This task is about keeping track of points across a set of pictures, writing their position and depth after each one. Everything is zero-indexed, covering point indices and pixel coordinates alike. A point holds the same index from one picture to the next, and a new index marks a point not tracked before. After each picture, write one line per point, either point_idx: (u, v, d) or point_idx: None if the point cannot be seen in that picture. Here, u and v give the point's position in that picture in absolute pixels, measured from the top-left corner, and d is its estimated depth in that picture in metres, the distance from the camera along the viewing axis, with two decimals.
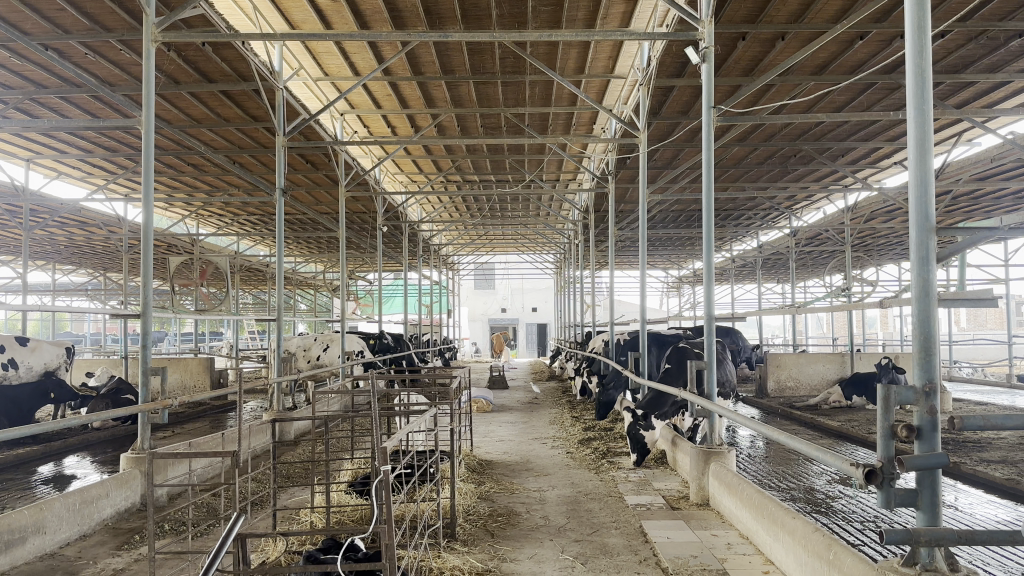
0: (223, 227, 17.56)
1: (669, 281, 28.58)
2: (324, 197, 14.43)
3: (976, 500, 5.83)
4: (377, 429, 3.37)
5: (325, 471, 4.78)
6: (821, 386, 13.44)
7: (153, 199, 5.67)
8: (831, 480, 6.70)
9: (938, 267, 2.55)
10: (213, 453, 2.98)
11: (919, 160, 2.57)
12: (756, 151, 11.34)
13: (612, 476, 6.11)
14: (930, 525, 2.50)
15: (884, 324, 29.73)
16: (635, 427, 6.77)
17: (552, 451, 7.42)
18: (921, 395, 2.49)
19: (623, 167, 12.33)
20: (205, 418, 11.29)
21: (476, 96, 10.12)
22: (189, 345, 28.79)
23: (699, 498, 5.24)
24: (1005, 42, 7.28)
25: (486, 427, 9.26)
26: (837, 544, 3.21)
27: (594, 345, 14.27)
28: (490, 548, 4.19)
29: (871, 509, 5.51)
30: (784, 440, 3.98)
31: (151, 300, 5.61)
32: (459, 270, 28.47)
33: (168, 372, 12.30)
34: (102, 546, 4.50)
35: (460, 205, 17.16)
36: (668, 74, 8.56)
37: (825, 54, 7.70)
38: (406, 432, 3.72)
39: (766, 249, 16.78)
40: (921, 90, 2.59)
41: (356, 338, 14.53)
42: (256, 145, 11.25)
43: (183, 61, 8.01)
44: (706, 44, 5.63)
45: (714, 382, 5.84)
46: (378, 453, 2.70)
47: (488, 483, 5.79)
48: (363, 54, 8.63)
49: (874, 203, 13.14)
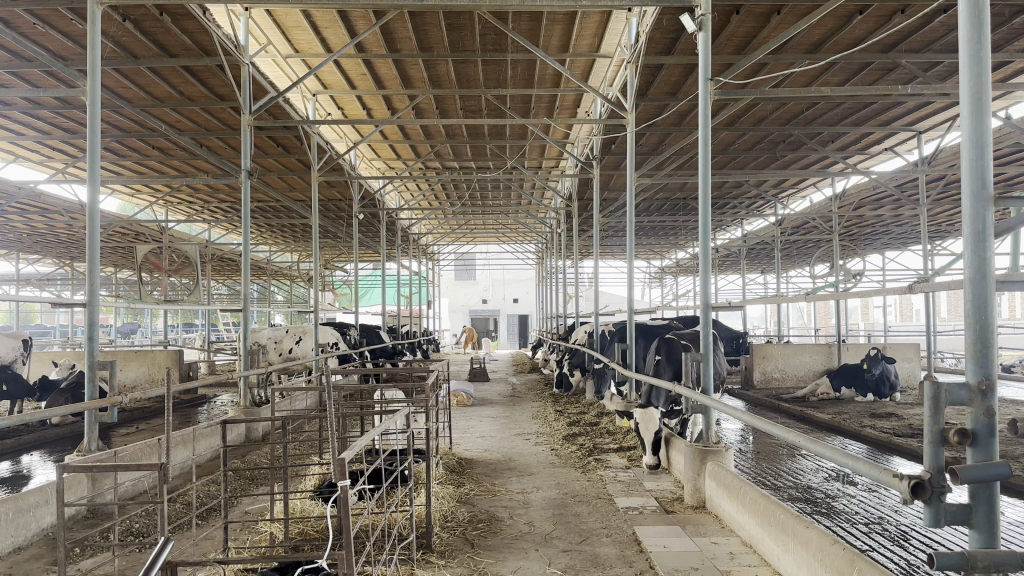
0: (192, 214, 16.97)
1: (652, 271, 28.35)
2: (297, 181, 13.91)
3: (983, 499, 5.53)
4: (340, 431, 2.95)
5: (286, 477, 4.35)
6: (808, 377, 13.15)
7: (100, 175, 5.15)
8: (827, 477, 6.39)
9: (996, 242, 2.15)
10: (143, 464, 2.55)
11: (976, 116, 2.15)
12: (745, 136, 11.01)
13: (600, 476, 5.73)
14: (986, 547, 2.10)
15: (867, 316, 29.72)
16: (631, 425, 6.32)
17: (536, 447, 7.04)
18: (977, 394, 2.12)
19: (608, 152, 11.94)
20: (171, 414, 10.83)
21: (455, 76, 9.69)
22: (163, 337, 28.14)
23: (694, 500, 4.87)
24: (1010, 19, 6.95)
25: (465, 422, 8.84)
26: (861, 560, 2.82)
27: (577, 336, 13.92)
28: (470, 561, 3.78)
29: (875, 510, 5.20)
30: (788, 437, 3.57)
31: (98, 289, 5.11)
32: (439, 260, 28.05)
33: (134, 365, 11.79)
34: (37, 561, 4.05)
35: (440, 192, 16.72)
36: (657, 52, 8.17)
37: (821, 31, 7.36)
38: (380, 433, 3.30)
39: (751, 238, 16.52)
40: (977, 30, 2.16)
41: (330, 330, 14.08)
42: (223, 127, 10.74)
43: (139, 31, 7.52)
44: (703, 10, 5.15)
45: (710, 375, 5.43)
46: (333, 461, 2.26)
47: (468, 485, 5.38)
48: (335, 28, 8.19)
49: (862, 191, 12.86)
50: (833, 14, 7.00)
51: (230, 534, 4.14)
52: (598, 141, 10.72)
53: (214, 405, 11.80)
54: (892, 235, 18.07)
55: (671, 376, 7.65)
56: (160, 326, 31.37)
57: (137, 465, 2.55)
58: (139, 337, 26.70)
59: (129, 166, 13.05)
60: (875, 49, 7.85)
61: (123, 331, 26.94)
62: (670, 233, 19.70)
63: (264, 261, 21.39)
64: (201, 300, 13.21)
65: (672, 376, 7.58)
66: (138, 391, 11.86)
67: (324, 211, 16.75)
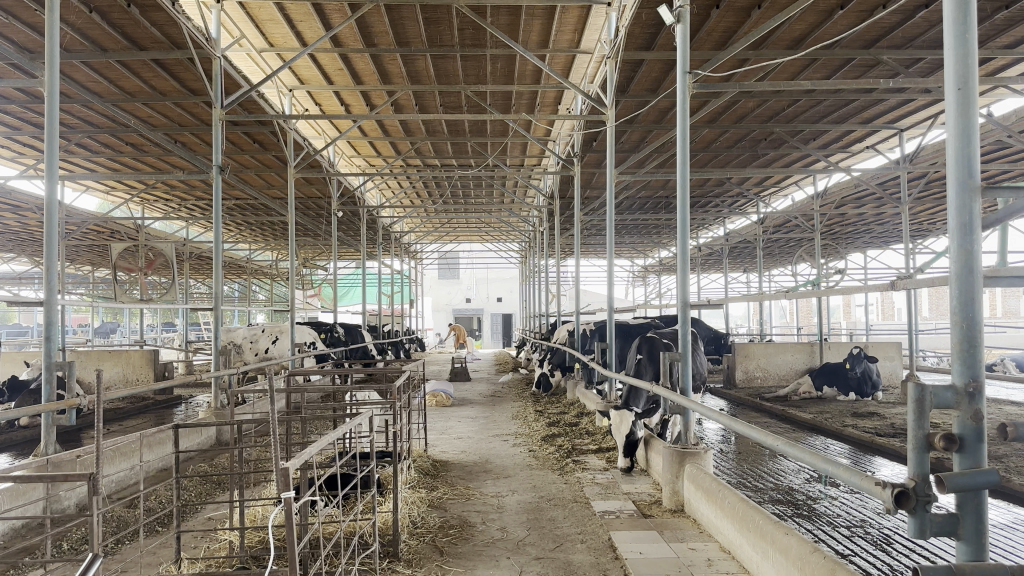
0: (169, 212, 16.68)
1: (635, 270, 28.32)
2: (274, 178, 13.69)
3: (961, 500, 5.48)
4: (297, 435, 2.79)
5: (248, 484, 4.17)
6: (790, 376, 13.03)
7: (57, 170, 4.92)
8: (808, 478, 6.29)
9: (983, 237, 2.03)
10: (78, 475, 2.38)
11: (961, 105, 2.02)
12: (726, 134, 10.93)
13: (578, 478, 5.59)
14: (973, 560, 1.97)
15: (848, 314, 29.91)
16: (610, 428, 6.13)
17: (513, 449, 6.89)
18: (964, 397, 2.00)
19: (590, 150, 11.82)
20: (145, 415, 10.62)
21: (433, 71, 9.52)
22: (140, 337, 27.66)
23: (672, 504, 4.74)
24: (991, 15, 6.91)
25: (443, 423, 8.68)
26: (841, 570, 2.69)
27: (559, 335, 13.82)
28: (437, 570, 3.63)
29: (857, 513, 5.10)
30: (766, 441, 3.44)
31: (55, 286, 4.91)
32: (421, 258, 27.83)
33: (108, 365, 11.55)
34: None
35: (421, 190, 16.56)
36: (637, 46, 8.04)
37: (802, 26, 7.28)
38: (342, 436, 3.14)
39: (733, 236, 16.48)
40: (964, 11, 2.04)
41: (308, 329, 13.87)
42: (197, 122, 10.50)
43: (105, 22, 7.29)
44: (681, 2, 5.00)
45: (689, 374, 5.27)
46: (276, 471, 2.11)
47: (440, 488, 5.23)
48: (310, 21, 8.02)
49: (844, 189, 12.82)
50: (814, 9, 6.92)
51: (188, 544, 3.96)
52: (579, 138, 10.58)
53: (189, 406, 11.60)
54: (873, 233, 18.09)
55: (652, 376, 7.50)
56: (138, 325, 30.89)
57: (68, 474, 2.36)
58: (117, 337, 26.24)
59: (102, 163, 12.77)
60: (856, 45, 7.79)
61: (99, 331, 26.58)
62: (653, 231, 19.62)
63: (243, 259, 21.12)
64: (176, 299, 12.97)
65: (654, 376, 7.44)
66: (111, 392, 11.61)
67: (303, 209, 16.54)
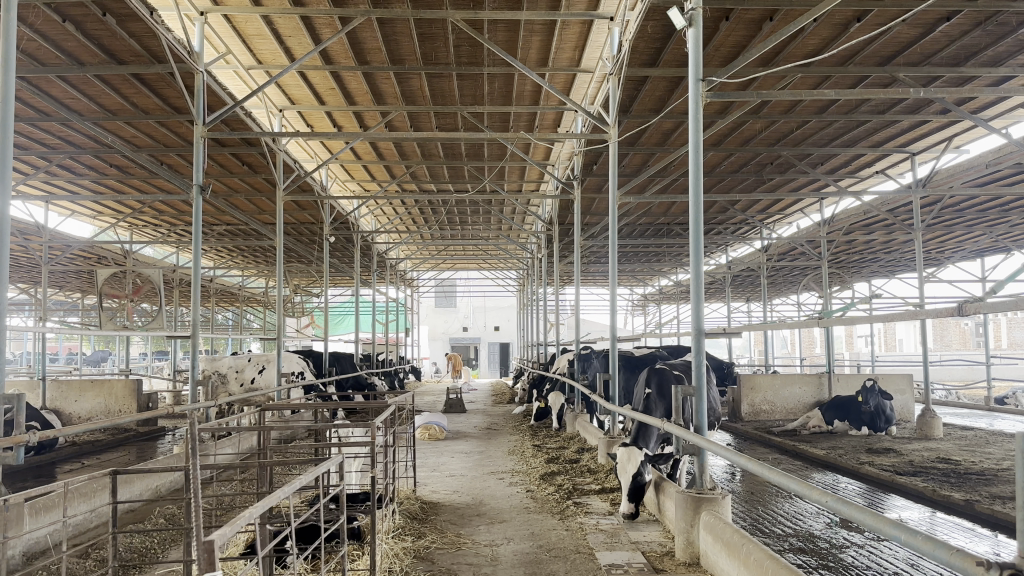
0: (158, 236, 16.28)
1: (635, 300, 27.95)
2: (265, 203, 13.38)
3: (993, 546, 4.97)
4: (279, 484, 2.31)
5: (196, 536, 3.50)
6: (797, 410, 12.55)
7: None
8: (830, 522, 5.77)
9: None
10: None
11: None
12: (731, 158, 10.61)
13: (579, 525, 5.09)
14: None
15: (850, 344, 29.56)
16: (617, 470, 5.60)
17: (510, 488, 6.40)
18: None
19: (590, 173, 11.48)
20: (125, 448, 10.09)
21: (428, 91, 9.16)
22: (129, 365, 27.00)
23: (687, 556, 4.23)
24: (1016, 29, 6.54)
25: (436, 458, 8.17)
26: None
27: (558, 365, 13.38)
28: None
29: (890, 565, 4.59)
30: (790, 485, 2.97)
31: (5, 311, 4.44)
32: (418, 286, 27.43)
33: (89, 396, 11.02)
34: None
35: (415, 216, 16.22)
36: (641, 63, 7.70)
37: (815, 40, 6.94)
38: (318, 475, 2.69)
39: (736, 264, 16.13)
40: None
41: (297, 358, 13.36)
42: (183, 142, 10.14)
43: (80, 33, 6.94)
44: (693, 3, 4.61)
45: (702, 409, 4.76)
46: (198, 546, 1.62)
47: (429, 536, 4.74)
48: (299, 37, 7.67)
49: (852, 215, 12.49)
50: (828, 23, 6.59)
51: None
52: (579, 160, 10.18)
53: (172, 439, 11.06)
54: (879, 263, 17.78)
55: (662, 412, 7.04)
56: (128, 353, 30.31)
57: None
58: (106, 365, 25.62)
59: (87, 185, 12.35)
60: (870, 62, 7.47)
61: (87, 359, 25.97)
62: (655, 258, 19.24)
63: (235, 286, 20.68)
64: (163, 326, 12.52)
65: (663, 412, 6.96)
66: (91, 423, 11.03)
67: (294, 233, 16.13)
